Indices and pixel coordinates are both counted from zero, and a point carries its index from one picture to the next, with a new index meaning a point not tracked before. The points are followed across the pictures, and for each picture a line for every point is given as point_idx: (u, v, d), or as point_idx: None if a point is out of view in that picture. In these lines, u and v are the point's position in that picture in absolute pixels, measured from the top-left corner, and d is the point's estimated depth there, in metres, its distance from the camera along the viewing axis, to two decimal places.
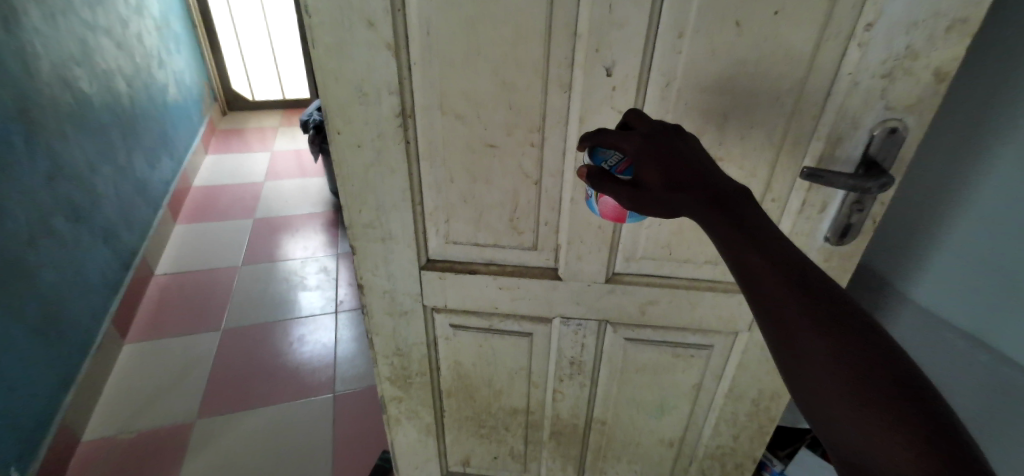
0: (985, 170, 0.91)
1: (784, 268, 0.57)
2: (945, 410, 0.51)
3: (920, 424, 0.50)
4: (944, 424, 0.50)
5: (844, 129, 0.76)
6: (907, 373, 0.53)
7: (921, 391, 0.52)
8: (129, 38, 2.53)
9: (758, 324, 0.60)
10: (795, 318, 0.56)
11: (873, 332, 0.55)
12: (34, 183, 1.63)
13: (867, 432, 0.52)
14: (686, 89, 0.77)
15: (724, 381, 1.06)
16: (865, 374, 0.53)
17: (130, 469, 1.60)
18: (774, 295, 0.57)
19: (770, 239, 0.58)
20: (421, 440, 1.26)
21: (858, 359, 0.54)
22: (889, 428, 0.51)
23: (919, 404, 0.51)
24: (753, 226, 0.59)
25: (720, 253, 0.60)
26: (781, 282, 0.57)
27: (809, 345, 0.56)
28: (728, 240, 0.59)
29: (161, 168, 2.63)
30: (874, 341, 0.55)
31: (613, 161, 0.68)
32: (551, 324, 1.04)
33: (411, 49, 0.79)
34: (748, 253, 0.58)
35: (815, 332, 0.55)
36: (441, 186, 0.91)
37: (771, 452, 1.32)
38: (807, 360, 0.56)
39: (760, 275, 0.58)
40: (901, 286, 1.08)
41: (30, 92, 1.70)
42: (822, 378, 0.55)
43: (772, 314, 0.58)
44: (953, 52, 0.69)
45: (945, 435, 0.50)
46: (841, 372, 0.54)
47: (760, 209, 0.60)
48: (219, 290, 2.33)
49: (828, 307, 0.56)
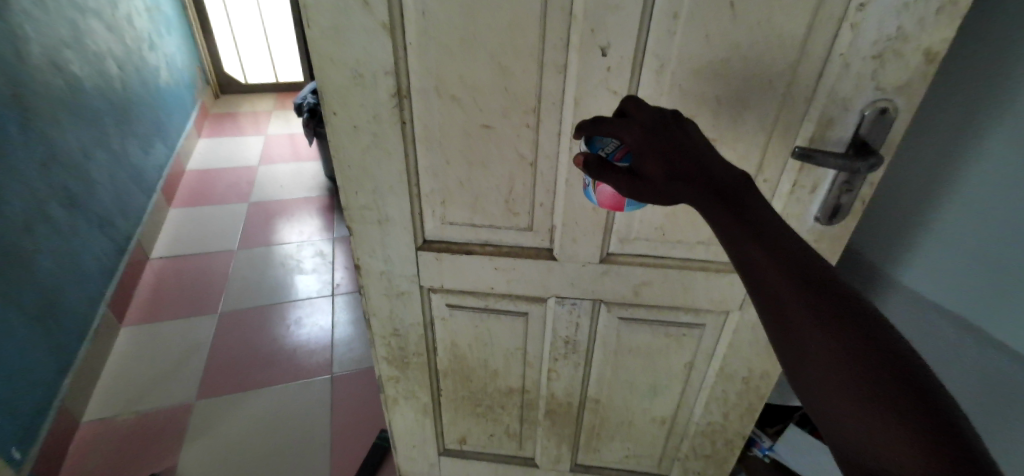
0: (973, 153, 0.92)
1: (784, 259, 0.58)
2: (949, 406, 0.51)
3: (922, 419, 0.50)
4: (948, 421, 0.50)
5: (835, 112, 0.77)
6: (910, 366, 0.53)
7: (924, 387, 0.52)
8: (120, 21, 2.50)
9: (760, 317, 0.60)
10: (795, 312, 0.57)
11: (875, 324, 0.55)
12: (28, 168, 1.63)
13: (870, 429, 0.52)
14: (680, 73, 0.78)
15: (714, 360, 1.08)
16: (867, 368, 0.53)
17: (132, 448, 1.64)
18: (775, 288, 0.58)
19: (770, 231, 0.59)
20: (419, 419, 1.29)
21: (860, 353, 0.54)
22: (890, 424, 0.51)
23: (922, 400, 0.51)
24: (753, 217, 0.59)
25: (722, 245, 0.61)
26: (782, 275, 0.57)
27: (811, 338, 0.56)
28: (728, 231, 0.60)
29: (155, 153, 2.62)
30: (876, 333, 0.55)
31: (610, 149, 0.69)
32: (546, 305, 1.06)
33: (407, 31, 0.79)
34: (749, 245, 0.59)
35: (815, 324, 0.56)
36: (437, 169, 0.92)
37: (760, 429, 1.37)
38: (808, 353, 0.56)
39: (760, 267, 0.58)
40: (888, 268, 1.10)
41: (23, 77, 1.69)
42: (823, 372, 0.55)
43: (773, 308, 0.58)
44: (943, 34, 0.70)
45: (948, 431, 0.50)
46: (843, 368, 0.54)
47: (760, 200, 0.60)
48: (216, 274, 2.34)
49: (830, 301, 0.56)
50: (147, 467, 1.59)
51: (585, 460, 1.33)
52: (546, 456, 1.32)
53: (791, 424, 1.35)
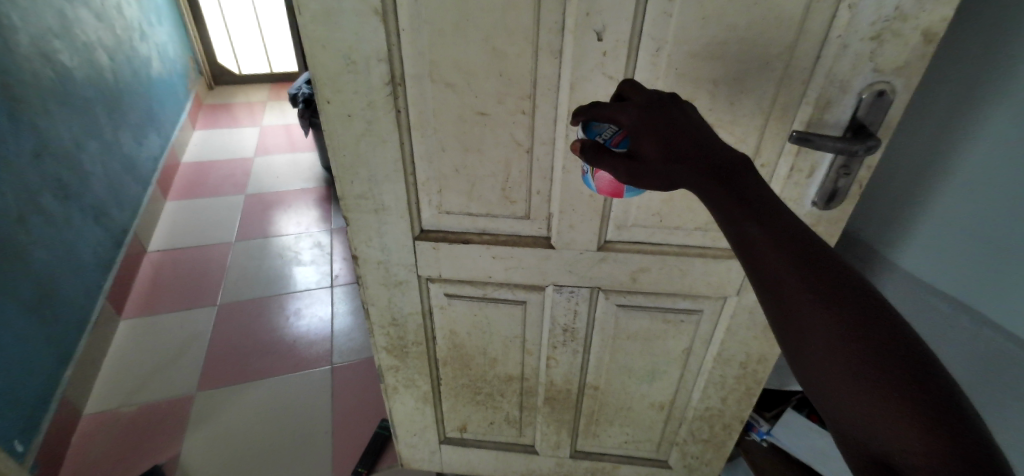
0: (971, 135, 0.92)
1: (788, 244, 0.57)
2: (947, 384, 0.52)
3: (922, 399, 0.51)
4: (946, 398, 0.51)
5: (833, 94, 0.77)
6: (910, 346, 0.53)
7: (924, 366, 0.52)
8: (109, 10, 2.47)
9: (760, 301, 0.59)
10: (796, 293, 0.56)
11: (875, 304, 0.55)
12: (20, 160, 1.61)
13: (870, 409, 0.52)
14: (676, 57, 0.77)
15: (712, 346, 1.09)
16: (868, 349, 0.53)
17: (131, 444, 1.63)
18: (775, 270, 0.57)
19: (769, 212, 0.58)
20: (419, 408, 1.30)
21: (860, 332, 0.54)
22: (891, 405, 0.51)
23: (922, 378, 0.51)
24: (752, 198, 0.58)
25: (720, 228, 0.60)
26: (783, 257, 0.57)
27: (814, 325, 0.55)
28: (726, 213, 0.59)
29: (148, 144, 2.60)
30: (879, 319, 0.54)
31: (608, 134, 0.69)
32: (544, 293, 1.06)
33: (400, 17, 0.78)
34: (748, 227, 0.58)
35: (817, 305, 0.55)
36: (433, 157, 0.91)
37: (758, 413, 1.38)
38: (810, 339, 0.55)
39: (760, 248, 0.58)
40: (886, 251, 1.10)
41: (11, 67, 1.67)
42: (824, 354, 0.55)
43: (773, 290, 0.57)
44: (941, 14, 0.70)
45: (947, 409, 0.50)
46: (844, 349, 0.54)
47: (759, 180, 0.60)
48: (214, 265, 2.34)
49: (831, 282, 0.56)
50: (148, 458, 1.59)
51: (584, 446, 1.34)
52: (546, 443, 1.33)
53: (788, 408, 1.36)
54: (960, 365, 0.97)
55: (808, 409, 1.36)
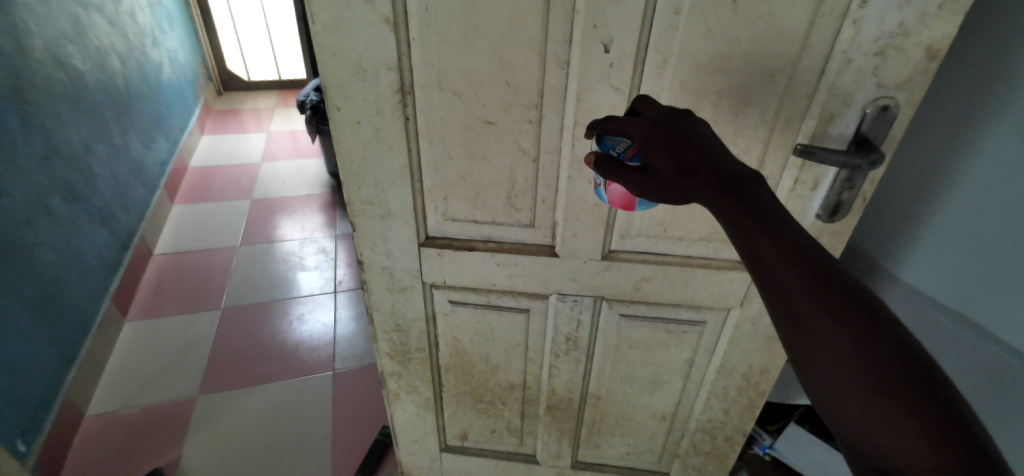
0: (973, 150, 0.93)
1: (796, 253, 0.57)
2: (951, 397, 0.52)
3: (928, 411, 0.51)
4: (952, 411, 0.51)
5: (836, 108, 0.78)
6: (914, 359, 0.53)
7: (929, 378, 0.52)
8: (122, 17, 2.50)
9: (767, 312, 0.59)
10: (805, 306, 0.56)
11: (881, 317, 0.55)
12: (31, 162, 1.64)
13: (875, 419, 0.53)
14: (682, 68, 0.78)
15: (714, 357, 1.09)
16: (874, 360, 0.53)
17: (131, 446, 1.63)
18: (784, 281, 0.57)
19: (779, 224, 0.58)
20: (420, 415, 1.30)
21: (868, 346, 0.54)
22: (899, 416, 0.51)
23: (927, 390, 0.52)
24: (762, 210, 0.59)
25: (732, 241, 0.61)
26: (793, 269, 0.57)
27: (820, 334, 0.55)
28: (738, 226, 0.59)
29: (157, 149, 2.63)
30: (885, 328, 0.55)
31: (621, 148, 0.69)
32: (547, 301, 1.06)
33: (410, 27, 0.80)
34: (759, 239, 0.58)
35: (824, 316, 0.55)
36: (439, 165, 0.92)
37: (760, 426, 1.38)
38: (817, 349, 0.56)
39: (771, 261, 0.58)
40: (889, 264, 1.10)
41: (24, 71, 1.69)
42: (831, 364, 0.55)
43: (782, 301, 0.58)
44: (945, 30, 0.70)
45: (952, 422, 0.50)
46: (851, 359, 0.54)
47: (769, 194, 0.60)
48: (220, 269, 2.35)
49: (838, 295, 0.56)
50: (149, 460, 1.60)
51: (585, 456, 1.34)
52: (547, 452, 1.33)
53: (791, 421, 1.35)
54: (965, 380, 0.96)
55: (811, 422, 1.36)
